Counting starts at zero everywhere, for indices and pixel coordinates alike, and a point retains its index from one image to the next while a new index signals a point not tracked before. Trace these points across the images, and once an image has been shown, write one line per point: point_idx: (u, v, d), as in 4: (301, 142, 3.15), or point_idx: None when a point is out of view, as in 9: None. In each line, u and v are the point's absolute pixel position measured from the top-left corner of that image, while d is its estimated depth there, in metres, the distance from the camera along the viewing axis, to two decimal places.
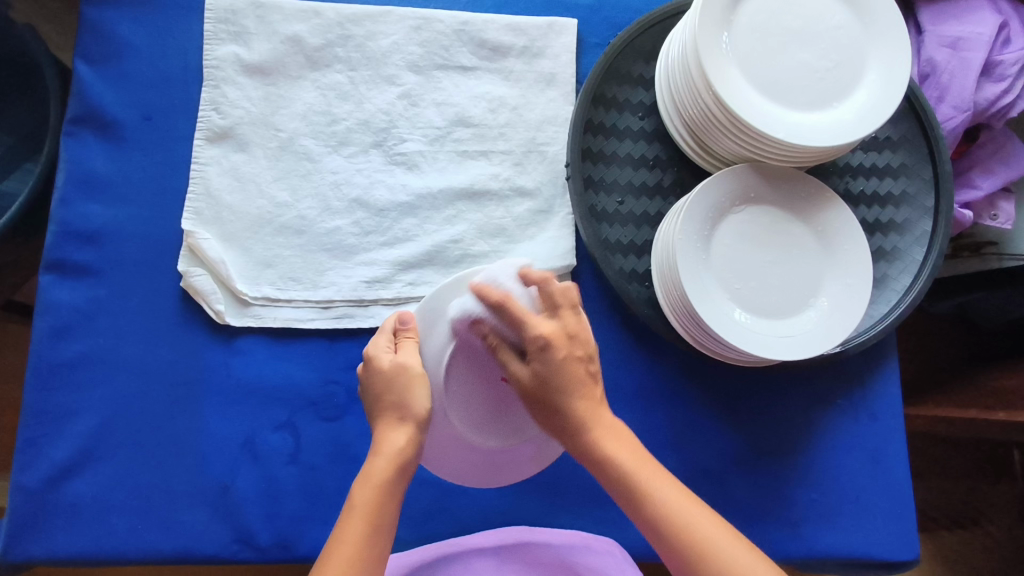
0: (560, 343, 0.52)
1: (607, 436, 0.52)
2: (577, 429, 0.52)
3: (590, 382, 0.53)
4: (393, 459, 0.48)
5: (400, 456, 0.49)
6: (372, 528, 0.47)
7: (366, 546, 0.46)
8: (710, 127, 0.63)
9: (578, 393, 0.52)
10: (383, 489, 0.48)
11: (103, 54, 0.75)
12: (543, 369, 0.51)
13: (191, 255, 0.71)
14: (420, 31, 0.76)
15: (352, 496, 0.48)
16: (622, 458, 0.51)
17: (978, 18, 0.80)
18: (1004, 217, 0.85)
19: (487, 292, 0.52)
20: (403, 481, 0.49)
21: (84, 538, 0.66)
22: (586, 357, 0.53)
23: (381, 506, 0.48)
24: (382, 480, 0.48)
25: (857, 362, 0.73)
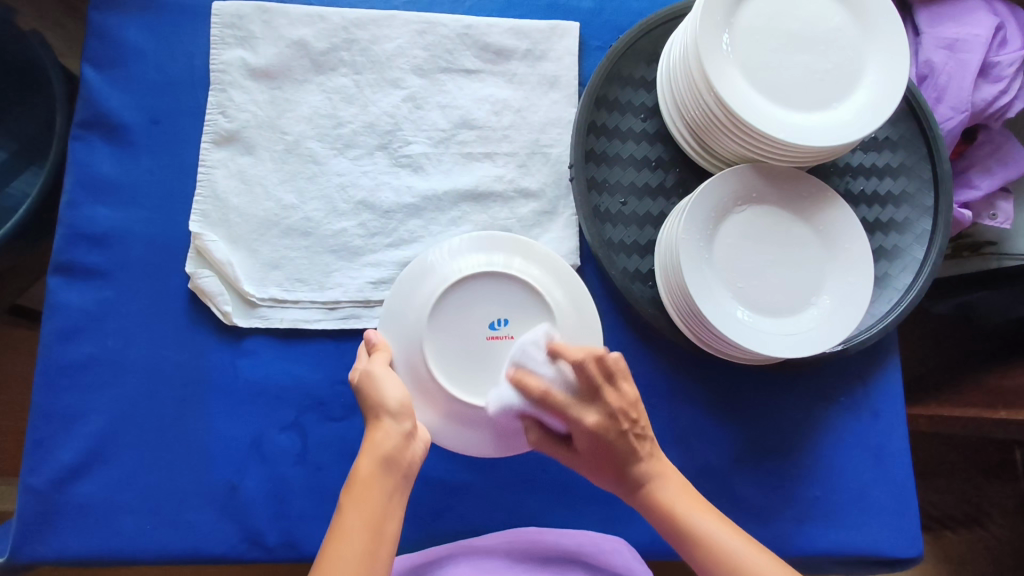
0: (611, 425, 0.52)
1: (666, 487, 0.54)
2: (639, 486, 0.54)
3: (643, 442, 0.54)
4: (374, 452, 0.49)
5: (382, 449, 0.49)
6: (366, 525, 0.47)
7: (362, 543, 0.46)
8: (712, 128, 0.64)
9: (635, 459, 0.53)
10: (370, 484, 0.48)
11: (111, 59, 0.76)
12: (598, 444, 0.53)
13: (198, 257, 0.71)
14: (425, 35, 0.76)
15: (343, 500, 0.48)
16: (681, 508, 0.53)
17: (975, 20, 0.81)
18: (1003, 216, 0.86)
19: (525, 386, 0.52)
20: (394, 475, 0.49)
21: (92, 539, 0.66)
22: (637, 421, 0.53)
23: (371, 501, 0.47)
24: (366, 474, 0.48)
25: (859, 361, 0.74)
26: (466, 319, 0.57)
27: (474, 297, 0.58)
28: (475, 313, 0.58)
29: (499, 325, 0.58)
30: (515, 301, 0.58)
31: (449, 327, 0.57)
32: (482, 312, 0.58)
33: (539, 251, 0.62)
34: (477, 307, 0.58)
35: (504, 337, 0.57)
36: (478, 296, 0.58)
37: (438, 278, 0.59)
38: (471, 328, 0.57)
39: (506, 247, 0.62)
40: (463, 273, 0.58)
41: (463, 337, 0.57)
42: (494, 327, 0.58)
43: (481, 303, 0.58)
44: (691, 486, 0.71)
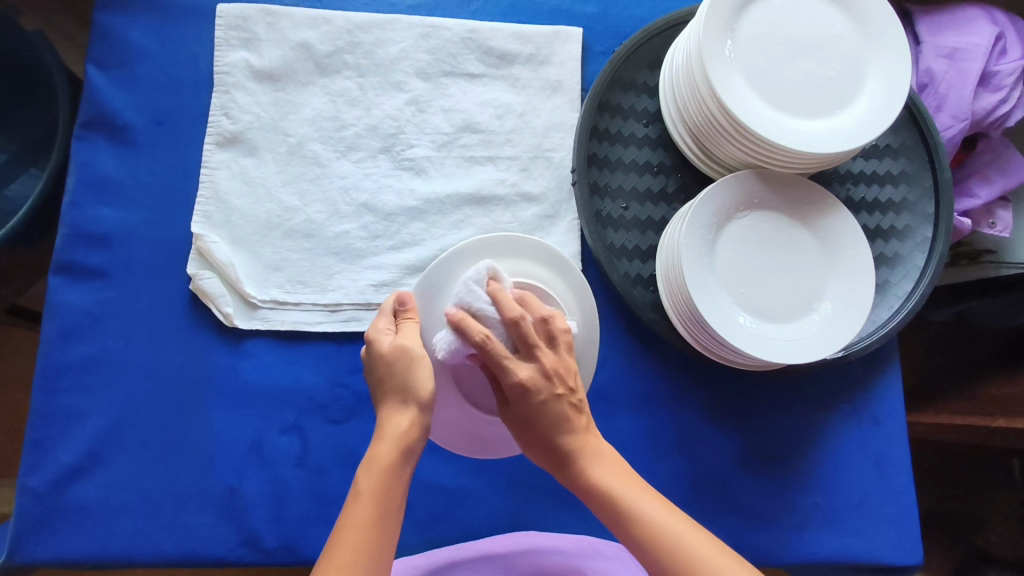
0: (532, 394, 0.50)
1: (594, 462, 0.52)
2: (564, 457, 0.52)
3: (575, 413, 0.52)
4: (398, 440, 0.48)
5: (404, 438, 0.49)
6: (380, 514, 0.46)
7: (373, 534, 0.45)
8: (714, 134, 0.64)
9: (563, 428, 0.51)
10: (389, 472, 0.48)
11: (115, 60, 0.76)
12: (522, 420, 0.51)
13: (200, 257, 0.71)
14: (428, 39, 0.77)
15: (358, 483, 0.48)
16: (606, 482, 0.51)
17: (975, 30, 0.81)
18: (1002, 225, 0.86)
19: (466, 330, 0.50)
20: (409, 466, 0.49)
21: (90, 540, 0.66)
22: (570, 391, 0.52)
23: (387, 492, 0.47)
24: (388, 463, 0.48)
25: (861, 368, 0.74)
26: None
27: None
28: None
29: None
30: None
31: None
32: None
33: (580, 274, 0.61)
34: None
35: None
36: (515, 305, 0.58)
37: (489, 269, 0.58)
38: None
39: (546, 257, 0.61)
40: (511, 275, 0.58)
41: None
42: None
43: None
44: (692, 491, 0.71)
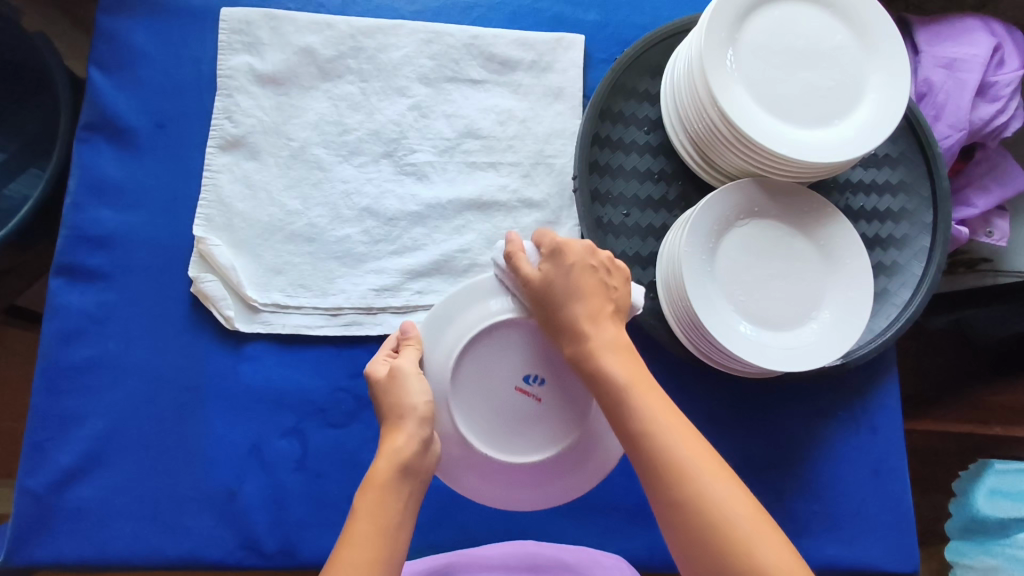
0: (566, 254, 0.55)
1: (604, 349, 0.52)
2: (577, 333, 0.53)
3: (601, 298, 0.55)
4: (393, 457, 0.48)
5: (401, 455, 0.49)
6: (380, 534, 0.46)
7: (371, 550, 0.46)
8: (715, 142, 0.65)
9: (583, 296, 0.54)
10: (388, 491, 0.48)
11: (119, 63, 0.76)
12: (551, 273, 0.54)
13: (202, 261, 0.71)
14: (431, 44, 0.77)
15: (359, 501, 0.48)
16: (613, 370, 0.51)
17: (973, 41, 0.82)
18: (999, 234, 0.87)
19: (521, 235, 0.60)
20: (409, 481, 0.49)
21: (89, 544, 0.66)
22: (600, 272, 0.56)
23: (383, 508, 0.47)
24: (385, 480, 0.48)
25: (859, 375, 0.74)
26: (501, 363, 0.54)
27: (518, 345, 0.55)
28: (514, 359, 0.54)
29: (533, 380, 0.55)
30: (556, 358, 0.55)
31: (485, 361, 0.54)
32: (519, 363, 0.54)
33: None
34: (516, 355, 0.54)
35: (532, 397, 0.54)
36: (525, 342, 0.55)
37: (489, 310, 0.55)
38: (504, 375, 0.54)
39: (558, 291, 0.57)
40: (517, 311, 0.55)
41: (493, 383, 0.54)
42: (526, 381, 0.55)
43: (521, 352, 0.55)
44: None
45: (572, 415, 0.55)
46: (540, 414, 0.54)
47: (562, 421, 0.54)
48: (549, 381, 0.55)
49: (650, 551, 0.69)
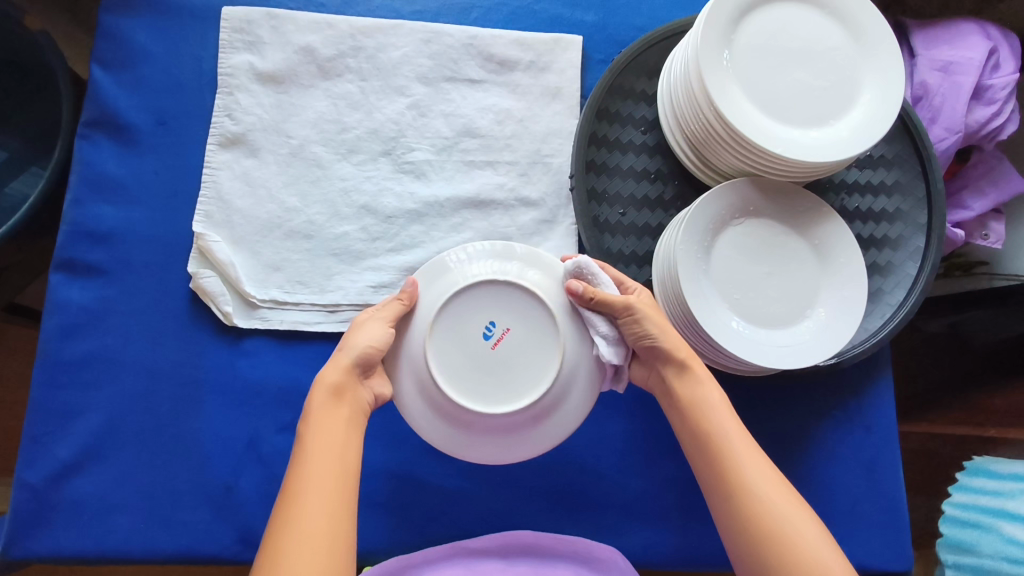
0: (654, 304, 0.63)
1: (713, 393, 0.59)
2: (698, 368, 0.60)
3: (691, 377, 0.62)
4: (325, 382, 0.54)
5: (333, 381, 0.54)
6: (331, 449, 0.51)
7: (329, 463, 0.50)
8: (710, 141, 0.65)
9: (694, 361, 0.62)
10: (326, 414, 0.53)
11: (120, 61, 0.77)
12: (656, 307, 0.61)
13: (201, 257, 0.72)
14: (430, 44, 0.78)
15: (302, 430, 0.53)
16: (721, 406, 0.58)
17: (969, 43, 0.82)
18: (995, 236, 0.88)
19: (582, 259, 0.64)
20: (343, 404, 0.54)
21: (86, 537, 0.66)
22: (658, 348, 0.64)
23: (328, 426, 0.53)
24: (325, 408, 0.53)
25: (853, 374, 0.75)
26: (464, 352, 0.56)
27: (454, 334, 0.57)
28: (468, 325, 0.57)
29: (492, 327, 0.57)
30: (481, 302, 0.57)
31: (445, 341, 0.57)
32: (471, 326, 0.57)
33: (509, 250, 0.60)
34: (468, 320, 0.57)
35: (504, 337, 0.57)
36: (470, 308, 0.57)
37: (428, 302, 0.58)
38: (468, 341, 0.57)
39: (478, 255, 0.60)
40: (449, 289, 0.58)
41: (463, 355, 0.56)
42: (488, 333, 0.57)
43: (460, 334, 0.57)
44: (684, 496, 0.71)
45: (539, 340, 0.57)
46: (518, 346, 0.57)
47: (539, 321, 0.57)
48: (500, 318, 0.57)
49: (645, 548, 0.69)
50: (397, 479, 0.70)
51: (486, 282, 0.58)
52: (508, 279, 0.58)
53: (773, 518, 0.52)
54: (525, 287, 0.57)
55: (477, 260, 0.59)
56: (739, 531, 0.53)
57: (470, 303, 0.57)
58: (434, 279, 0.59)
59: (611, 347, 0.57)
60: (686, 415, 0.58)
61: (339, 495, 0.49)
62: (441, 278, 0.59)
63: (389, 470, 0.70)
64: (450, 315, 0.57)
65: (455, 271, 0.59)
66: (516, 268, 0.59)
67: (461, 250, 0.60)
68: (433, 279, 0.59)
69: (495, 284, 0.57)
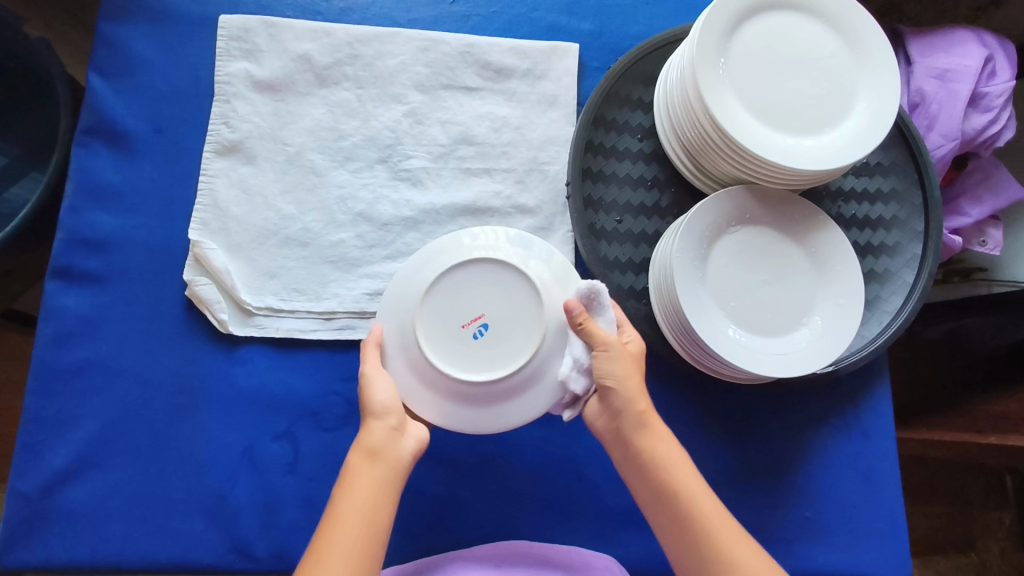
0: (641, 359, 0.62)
1: (667, 449, 0.58)
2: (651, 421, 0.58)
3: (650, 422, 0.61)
4: (361, 446, 0.55)
5: (371, 445, 0.55)
6: (360, 512, 0.52)
7: (354, 534, 0.51)
8: (706, 149, 0.65)
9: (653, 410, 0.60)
10: (363, 472, 0.54)
11: (118, 69, 0.77)
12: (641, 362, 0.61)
13: (197, 264, 0.72)
14: (427, 52, 0.78)
15: (337, 489, 0.54)
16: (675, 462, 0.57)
17: (965, 51, 0.83)
18: (993, 243, 0.87)
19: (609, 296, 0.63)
20: (377, 465, 0.55)
21: (79, 546, 0.66)
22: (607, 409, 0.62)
23: (359, 495, 0.53)
24: (364, 480, 0.54)
25: (850, 381, 0.74)
26: (450, 325, 0.56)
27: (444, 310, 0.57)
28: (462, 342, 0.56)
29: (479, 331, 0.56)
30: (484, 277, 0.57)
31: (454, 355, 0.56)
32: (460, 341, 0.56)
33: (392, 295, 0.59)
34: (456, 339, 0.56)
35: (479, 316, 0.57)
36: (444, 343, 0.56)
37: (430, 377, 0.57)
38: (470, 347, 0.56)
39: (394, 321, 0.59)
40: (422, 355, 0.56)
41: (482, 354, 0.56)
42: (478, 329, 0.56)
43: (454, 303, 0.57)
44: None
45: (492, 293, 0.57)
46: (489, 306, 0.57)
47: (469, 281, 0.57)
48: (460, 315, 0.57)
49: (641, 557, 0.69)
50: None
51: (492, 259, 0.58)
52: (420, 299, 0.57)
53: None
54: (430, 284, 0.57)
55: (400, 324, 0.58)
56: None
57: (439, 336, 0.56)
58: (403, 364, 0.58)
59: (575, 372, 0.57)
60: (643, 473, 0.57)
61: (365, 560, 0.51)
62: (405, 355, 0.58)
63: None
64: (449, 284, 0.57)
65: (402, 345, 0.58)
66: (473, 238, 0.60)
67: (388, 291, 0.60)
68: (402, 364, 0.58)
69: (425, 309, 0.57)
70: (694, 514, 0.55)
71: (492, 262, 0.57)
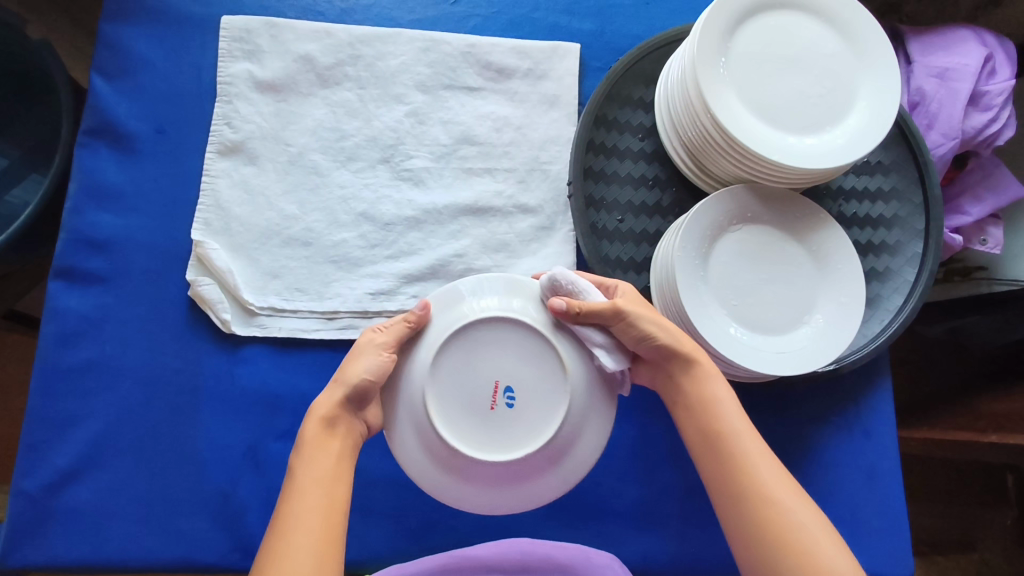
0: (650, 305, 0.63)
1: (716, 392, 0.58)
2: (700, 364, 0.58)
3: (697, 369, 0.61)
4: (314, 418, 0.54)
5: (325, 415, 0.54)
6: (321, 487, 0.51)
7: (316, 507, 0.50)
8: (708, 148, 0.65)
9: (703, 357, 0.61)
10: (319, 447, 0.53)
11: (120, 70, 0.77)
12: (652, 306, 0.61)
13: (200, 264, 0.72)
14: (428, 52, 0.78)
15: (293, 463, 0.53)
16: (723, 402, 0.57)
17: (964, 50, 0.83)
18: (993, 242, 0.87)
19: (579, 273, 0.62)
20: (335, 439, 0.54)
21: (83, 546, 0.66)
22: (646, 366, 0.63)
23: (317, 466, 0.52)
24: (324, 454, 0.53)
25: (851, 380, 0.75)
26: (472, 406, 0.55)
27: (461, 402, 0.55)
28: (493, 420, 0.55)
29: (507, 399, 0.56)
30: (480, 343, 0.56)
31: (490, 425, 0.55)
32: (491, 418, 0.55)
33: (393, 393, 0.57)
34: (487, 420, 0.55)
35: (498, 387, 0.56)
36: (475, 432, 0.55)
37: (477, 469, 0.55)
38: (502, 420, 0.55)
39: (411, 429, 0.56)
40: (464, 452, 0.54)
41: (516, 423, 0.55)
42: (504, 399, 0.55)
43: (462, 386, 0.55)
44: (683, 502, 0.70)
45: (502, 363, 0.56)
46: (504, 374, 0.56)
47: (473, 362, 0.55)
48: (481, 395, 0.55)
49: (644, 556, 0.69)
50: (395, 486, 0.70)
51: (482, 321, 0.56)
52: (433, 395, 0.55)
53: (786, 521, 0.51)
54: (435, 381, 0.55)
55: (418, 425, 0.55)
56: (744, 533, 0.53)
57: (470, 427, 0.55)
58: (439, 470, 0.55)
59: (608, 356, 0.57)
60: (693, 414, 0.58)
61: (331, 532, 0.49)
62: (437, 462, 0.55)
63: (388, 477, 0.70)
64: (449, 366, 0.55)
65: (432, 452, 0.55)
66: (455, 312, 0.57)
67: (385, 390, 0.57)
68: (439, 469, 0.55)
69: (442, 408, 0.55)
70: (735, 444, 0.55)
71: (490, 332, 0.56)
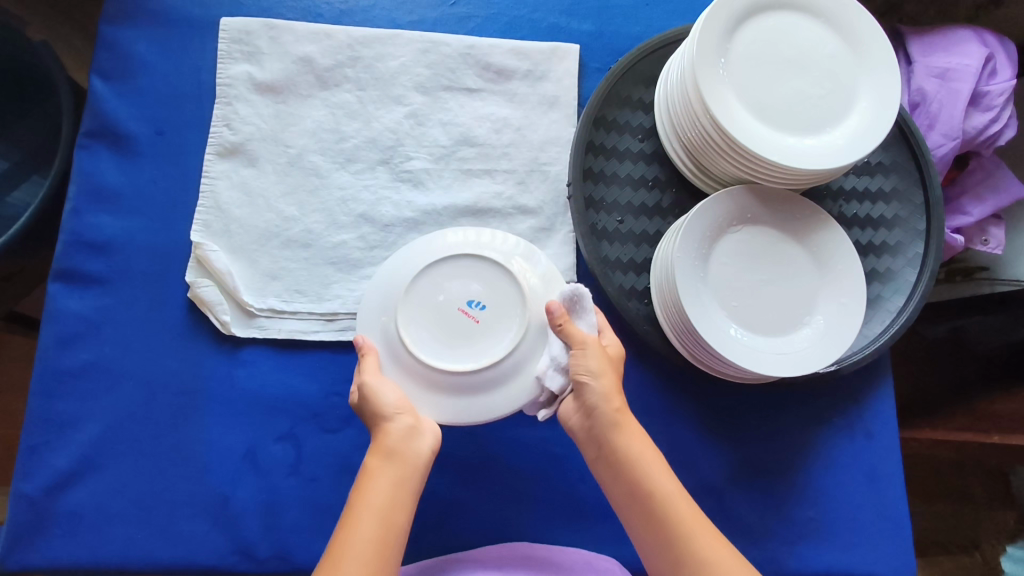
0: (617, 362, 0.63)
1: (641, 450, 0.57)
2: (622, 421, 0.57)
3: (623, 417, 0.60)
4: (379, 449, 0.55)
5: (387, 446, 0.55)
6: (379, 513, 0.52)
7: (373, 533, 0.52)
8: (707, 149, 0.65)
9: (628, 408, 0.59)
10: (380, 475, 0.54)
11: (119, 72, 0.77)
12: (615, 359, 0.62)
13: (199, 266, 0.72)
14: (428, 54, 0.78)
15: (356, 491, 0.54)
16: (649, 461, 0.57)
17: (965, 50, 0.83)
18: (995, 242, 0.87)
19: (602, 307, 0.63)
20: (396, 467, 0.55)
21: (82, 548, 0.66)
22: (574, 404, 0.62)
23: (378, 495, 0.53)
24: (391, 484, 0.54)
25: (852, 381, 0.74)
26: (444, 317, 0.57)
27: (431, 324, 0.57)
28: (468, 336, 0.57)
29: (474, 311, 0.57)
30: (436, 270, 0.58)
31: (463, 343, 0.56)
32: (464, 336, 0.57)
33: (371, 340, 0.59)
34: (461, 338, 0.57)
35: (463, 306, 0.58)
36: (452, 349, 0.56)
37: (469, 383, 0.56)
38: (473, 334, 0.57)
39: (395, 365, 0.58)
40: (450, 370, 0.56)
41: (486, 333, 0.57)
42: (471, 311, 0.57)
43: (430, 312, 0.57)
44: None
45: (457, 281, 0.58)
46: (464, 291, 0.58)
47: (432, 289, 0.58)
48: (449, 316, 0.57)
49: None
50: None
51: (462, 245, 0.59)
52: (405, 329, 0.57)
53: None
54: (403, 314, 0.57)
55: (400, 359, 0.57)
56: None
57: (447, 347, 0.56)
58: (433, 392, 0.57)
59: (553, 371, 0.57)
60: (619, 473, 0.57)
61: (384, 560, 0.51)
62: (429, 386, 0.57)
63: None
64: (421, 285, 0.58)
65: (423, 380, 0.57)
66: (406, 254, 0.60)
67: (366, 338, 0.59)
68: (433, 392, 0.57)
69: (414, 336, 0.56)
70: (684, 538, 0.54)
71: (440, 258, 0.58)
